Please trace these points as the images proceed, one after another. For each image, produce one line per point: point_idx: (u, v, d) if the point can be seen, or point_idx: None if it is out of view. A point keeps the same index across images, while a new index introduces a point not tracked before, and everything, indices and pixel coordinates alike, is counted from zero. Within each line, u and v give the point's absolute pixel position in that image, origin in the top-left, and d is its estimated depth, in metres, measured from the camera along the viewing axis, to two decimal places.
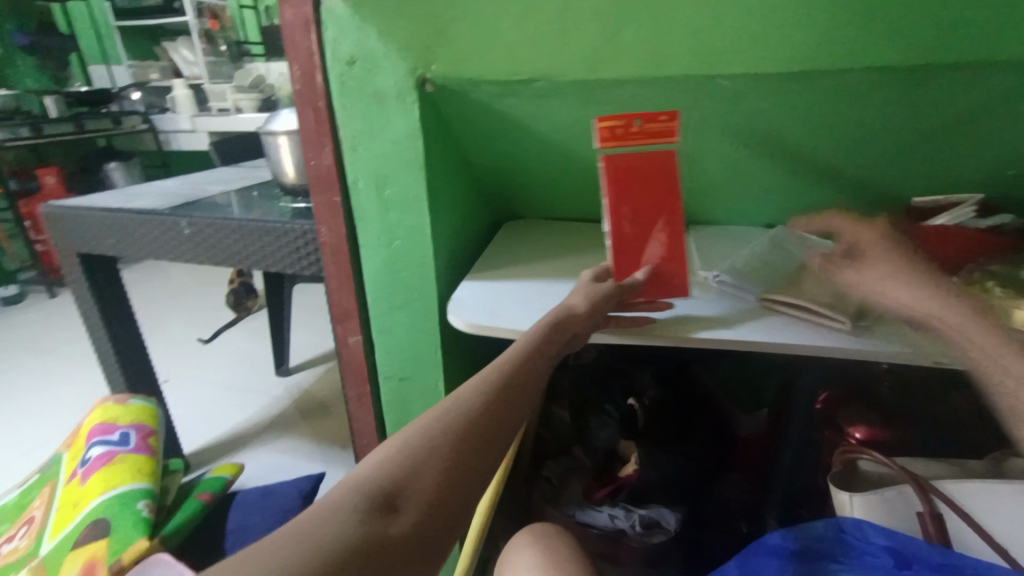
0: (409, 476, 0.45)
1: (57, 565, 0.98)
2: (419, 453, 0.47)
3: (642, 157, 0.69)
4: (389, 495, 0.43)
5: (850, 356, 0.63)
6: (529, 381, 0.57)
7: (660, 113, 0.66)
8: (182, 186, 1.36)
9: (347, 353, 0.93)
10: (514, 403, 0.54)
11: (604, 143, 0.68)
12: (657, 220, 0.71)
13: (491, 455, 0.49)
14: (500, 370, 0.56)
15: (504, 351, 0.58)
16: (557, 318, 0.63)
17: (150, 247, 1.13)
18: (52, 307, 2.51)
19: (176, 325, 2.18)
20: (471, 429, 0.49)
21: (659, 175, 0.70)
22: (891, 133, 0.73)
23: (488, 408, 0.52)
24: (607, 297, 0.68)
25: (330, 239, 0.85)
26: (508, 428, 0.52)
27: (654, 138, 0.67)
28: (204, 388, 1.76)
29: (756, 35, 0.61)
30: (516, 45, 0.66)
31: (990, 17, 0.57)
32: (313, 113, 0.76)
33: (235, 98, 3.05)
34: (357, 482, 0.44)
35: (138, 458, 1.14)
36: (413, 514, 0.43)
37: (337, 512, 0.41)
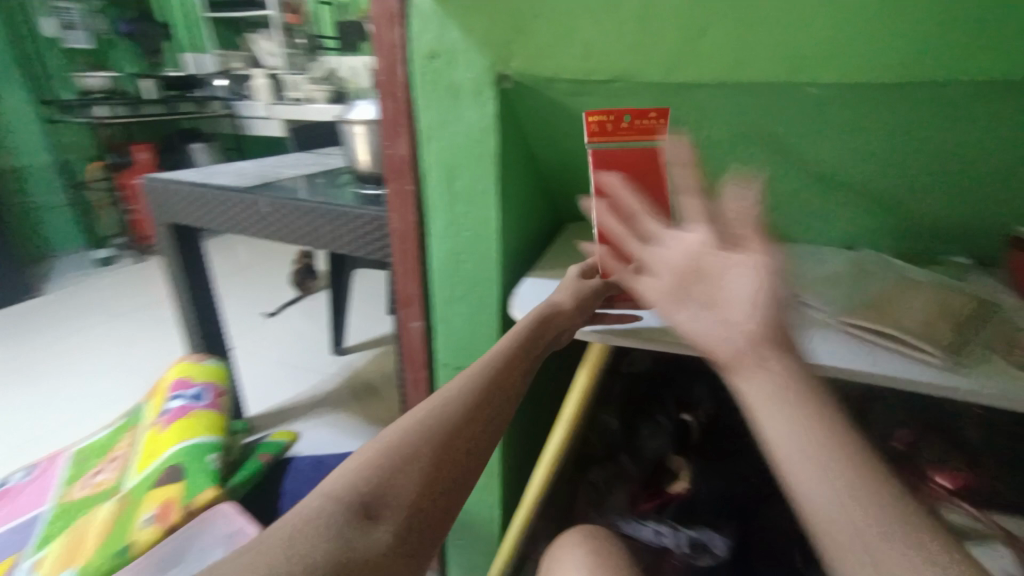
0: (389, 483, 0.44)
1: (137, 500, 1.07)
2: (399, 458, 0.46)
3: (632, 151, 0.69)
4: (368, 503, 0.43)
5: (940, 394, 0.58)
6: (510, 383, 0.58)
7: (649, 111, 0.69)
8: (260, 168, 1.44)
9: (406, 337, 0.96)
10: (493, 401, 0.55)
11: (593, 137, 0.69)
12: None
13: (472, 459, 0.50)
14: (477, 372, 0.56)
15: (484, 353, 0.60)
16: (542, 314, 0.67)
17: (230, 223, 1.22)
18: (138, 272, 2.74)
19: (242, 299, 2.31)
20: (451, 434, 0.49)
21: (647, 172, 0.70)
22: (1002, 151, 0.67)
23: (470, 411, 0.52)
24: (593, 294, 0.71)
25: (398, 227, 0.88)
26: (488, 432, 0.52)
27: (642, 136, 0.69)
28: (265, 359, 1.88)
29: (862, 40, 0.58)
30: (595, 45, 0.66)
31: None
32: (392, 104, 0.79)
33: (308, 89, 3.19)
34: (332, 490, 0.43)
35: (210, 414, 1.23)
36: (394, 522, 0.43)
37: (316, 522, 0.40)
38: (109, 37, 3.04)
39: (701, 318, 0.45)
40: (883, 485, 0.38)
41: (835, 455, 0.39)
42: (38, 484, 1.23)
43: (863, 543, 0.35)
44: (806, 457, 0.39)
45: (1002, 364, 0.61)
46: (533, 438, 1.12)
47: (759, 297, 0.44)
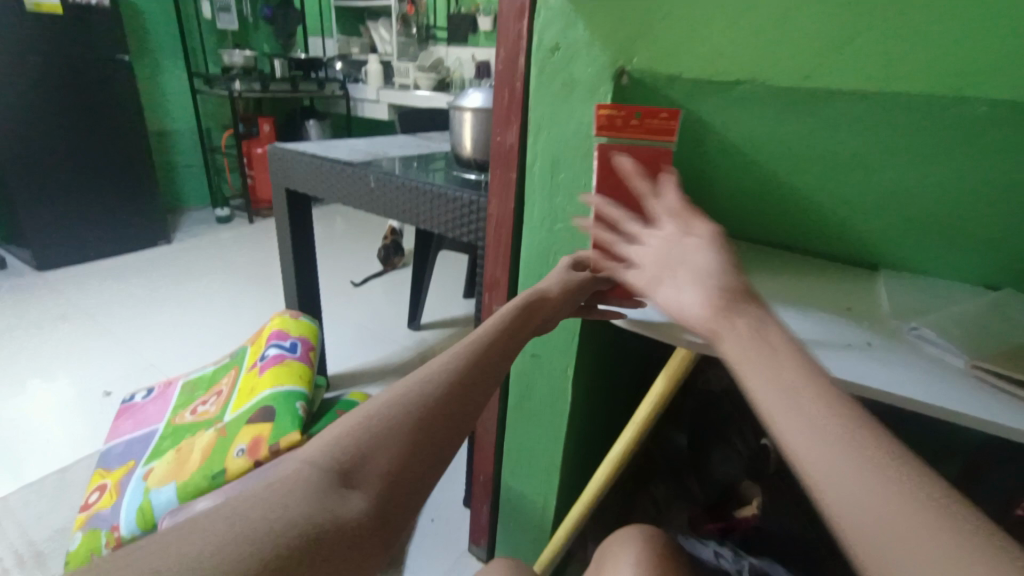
0: (366, 453, 0.44)
1: (234, 432, 1.19)
2: (378, 427, 0.46)
3: (637, 152, 0.66)
4: (344, 472, 0.43)
5: None
6: (490, 363, 0.57)
7: (661, 110, 0.64)
8: (370, 146, 1.54)
9: (487, 319, 0.99)
10: (474, 378, 0.54)
11: (600, 131, 0.66)
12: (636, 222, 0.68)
13: (453, 431, 0.49)
14: (459, 351, 0.56)
15: (468, 335, 0.60)
16: (530, 298, 0.66)
17: (339, 194, 1.32)
18: (250, 231, 3.03)
19: (334, 267, 2.49)
20: (431, 407, 0.49)
21: (650, 176, 0.66)
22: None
23: (450, 385, 0.52)
24: (582, 286, 0.71)
25: (496, 212, 0.91)
26: (471, 407, 0.51)
27: (651, 137, 0.65)
28: (350, 324, 2.01)
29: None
30: (725, 45, 0.64)
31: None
32: (506, 93, 0.82)
33: (416, 76, 3.33)
34: (307, 458, 0.43)
35: (300, 365, 1.35)
36: (370, 492, 0.42)
37: (290, 487, 0.41)
38: (252, 19, 3.37)
39: (754, 368, 0.45)
40: (912, 484, 0.35)
41: (849, 439, 0.38)
42: (158, 402, 1.43)
43: (889, 537, 0.34)
44: (813, 440, 0.39)
45: None
46: (596, 439, 1.11)
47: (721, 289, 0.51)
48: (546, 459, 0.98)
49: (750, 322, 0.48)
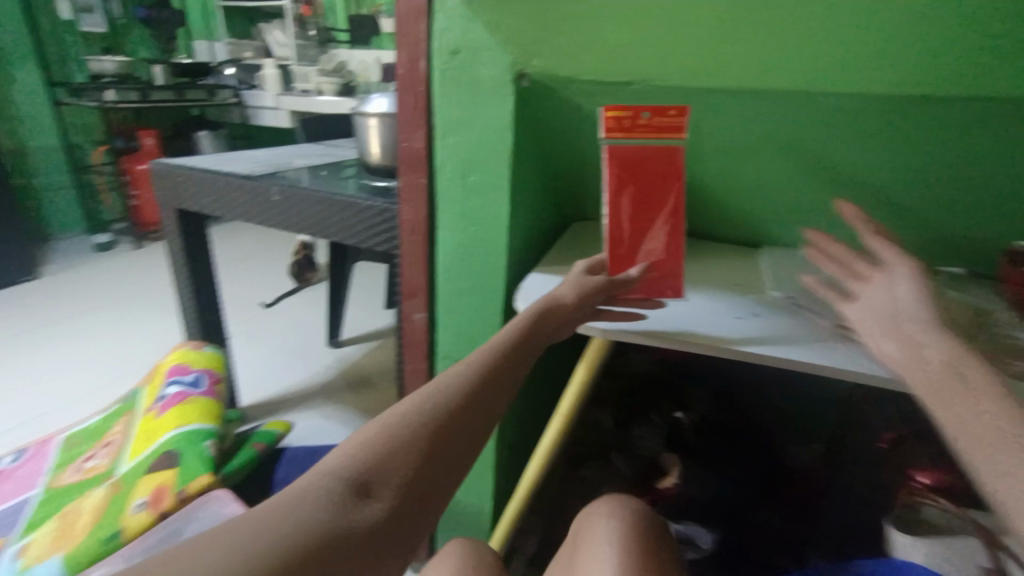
0: (384, 465, 0.48)
1: (132, 484, 1.07)
2: (395, 439, 0.50)
3: (647, 150, 0.73)
4: (365, 481, 0.47)
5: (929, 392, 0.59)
6: (505, 374, 0.61)
7: (669, 108, 0.71)
8: (272, 157, 1.45)
9: (409, 328, 0.97)
10: (487, 392, 0.59)
11: (610, 132, 0.71)
12: (658, 221, 0.75)
13: (459, 445, 0.53)
14: (474, 364, 0.60)
15: (485, 345, 0.63)
16: (542, 307, 0.68)
17: (238, 209, 1.23)
18: (137, 257, 2.73)
19: (242, 288, 2.32)
20: (441, 425, 0.53)
21: (660, 169, 0.74)
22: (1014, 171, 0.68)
23: (463, 400, 0.56)
24: (596, 290, 0.71)
25: (409, 218, 0.89)
26: (476, 423, 0.56)
27: (659, 133, 0.72)
28: (264, 348, 1.88)
29: (879, 51, 0.58)
30: (616, 48, 0.67)
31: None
32: (411, 97, 0.81)
33: (318, 81, 3.16)
34: (331, 467, 0.47)
35: (208, 400, 1.24)
36: (387, 499, 0.47)
37: (316, 494, 0.45)
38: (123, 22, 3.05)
39: (950, 399, 0.49)
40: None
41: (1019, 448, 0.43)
42: (32, 462, 1.25)
43: None
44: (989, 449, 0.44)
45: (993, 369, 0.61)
46: (529, 435, 1.13)
47: (911, 328, 0.56)
48: (480, 461, 0.98)
49: (946, 354, 0.52)
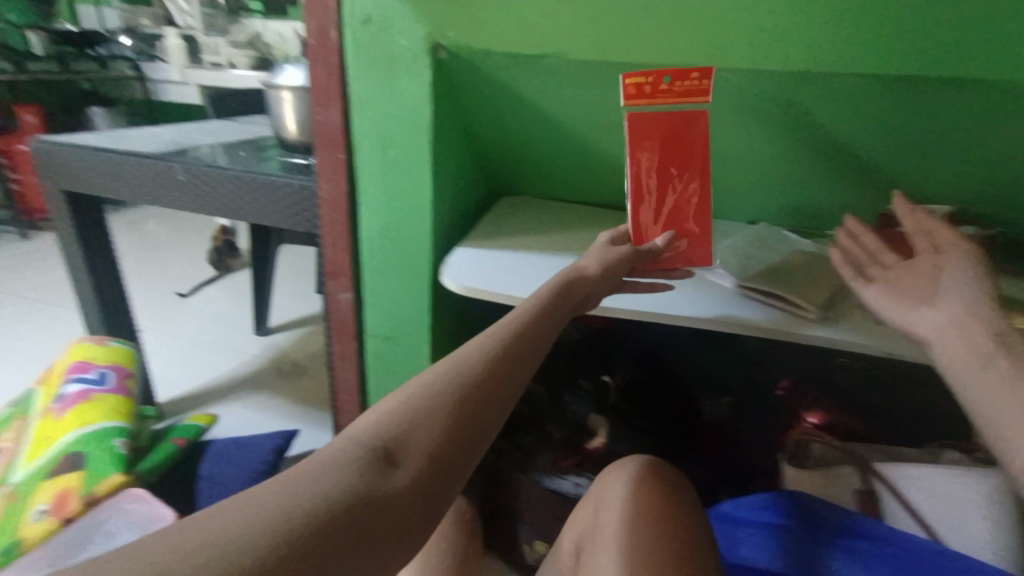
0: (407, 433, 0.47)
1: (31, 492, 1.00)
2: (419, 408, 0.48)
3: (672, 116, 0.70)
4: (388, 450, 0.45)
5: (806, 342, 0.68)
6: (533, 342, 0.58)
7: (692, 70, 0.67)
8: (178, 134, 1.34)
9: (335, 310, 0.95)
10: (514, 363, 0.55)
11: (630, 100, 0.67)
12: (686, 188, 0.72)
13: (487, 418, 0.50)
14: (500, 332, 0.57)
15: (509, 313, 0.60)
16: (566, 278, 0.65)
17: (140, 191, 1.13)
18: (23, 248, 2.44)
19: (152, 277, 2.14)
20: (469, 393, 0.50)
21: (686, 134, 0.70)
22: (887, 147, 0.76)
23: (490, 370, 0.53)
24: (623, 261, 0.69)
25: (328, 196, 0.86)
26: (507, 395, 0.52)
27: (683, 98, 0.68)
28: (181, 342, 1.76)
29: (762, 28, 0.62)
30: (528, 21, 0.68)
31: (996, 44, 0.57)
32: (323, 68, 0.78)
33: (227, 53, 2.65)
34: (355, 435, 0.46)
35: (115, 397, 1.16)
36: (411, 469, 0.45)
37: (339, 463, 0.43)
38: None
39: (975, 372, 0.54)
40: None
41: None
42: None
43: None
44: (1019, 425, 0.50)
45: (864, 321, 0.70)
46: None
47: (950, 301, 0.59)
48: None
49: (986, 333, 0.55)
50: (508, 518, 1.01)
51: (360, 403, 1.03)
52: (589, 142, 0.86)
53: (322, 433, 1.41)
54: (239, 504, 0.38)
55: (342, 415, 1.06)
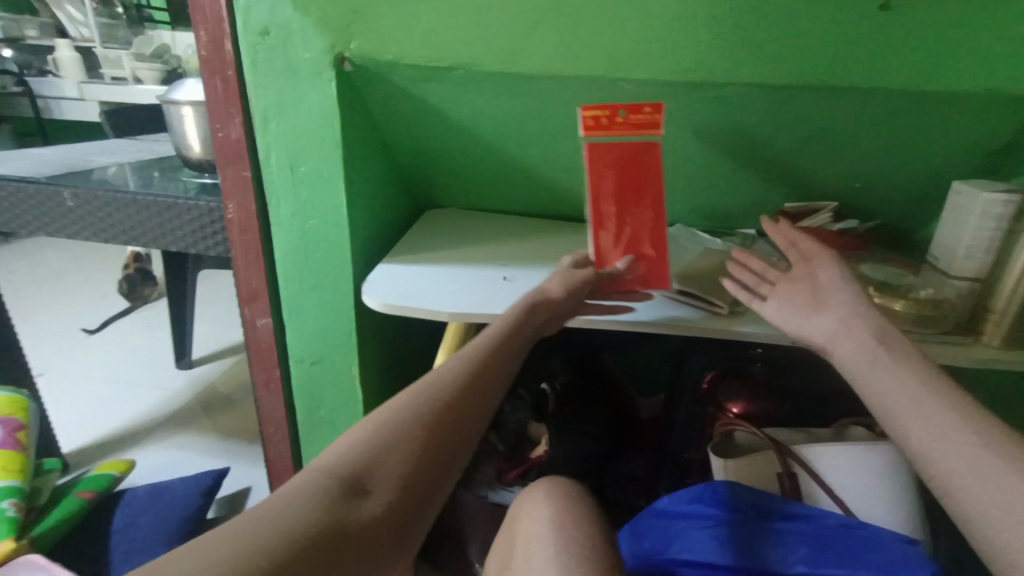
0: (377, 462, 0.48)
1: None
2: (388, 438, 0.50)
3: (627, 146, 0.71)
4: (357, 479, 0.47)
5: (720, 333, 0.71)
6: (500, 365, 0.61)
7: (644, 105, 0.69)
8: (69, 154, 1.22)
9: (254, 336, 0.89)
10: (483, 386, 0.57)
11: (588, 131, 0.70)
12: (647, 211, 0.73)
13: (458, 441, 0.52)
14: (467, 357, 0.59)
15: (475, 336, 0.62)
16: (531, 302, 0.66)
17: (19, 220, 1.01)
18: None
19: (53, 313, 1.93)
20: (438, 420, 0.52)
21: (643, 162, 0.71)
22: (785, 152, 0.79)
23: (458, 395, 0.55)
24: (583, 283, 0.70)
25: (237, 216, 0.81)
26: (474, 422, 0.54)
27: (638, 130, 0.70)
28: (86, 382, 1.60)
29: (658, 38, 0.64)
30: (433, 32, 0.67)
31: (864, 54, 0.62)
32: (220, 82, 0.73)
33: (132, 65, 2.34)
34: (325, 466, 0.47)
35: (4, 454, 1.06)
36: (381, 498, 0.46)
37: (307, 493, 0.44)
38: None
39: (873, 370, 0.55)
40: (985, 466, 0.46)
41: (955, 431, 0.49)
42: None
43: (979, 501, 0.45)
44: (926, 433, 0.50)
45: None
46: None
47: (842, 300, 0.61)
48: None
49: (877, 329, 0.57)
50: (456, 537, 1.00)
51: (290, 433, 0.97)
52: (509, 152, 0.86)
53: (254, 469, 1.32)
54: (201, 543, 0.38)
55: (270, 448, 1.00)
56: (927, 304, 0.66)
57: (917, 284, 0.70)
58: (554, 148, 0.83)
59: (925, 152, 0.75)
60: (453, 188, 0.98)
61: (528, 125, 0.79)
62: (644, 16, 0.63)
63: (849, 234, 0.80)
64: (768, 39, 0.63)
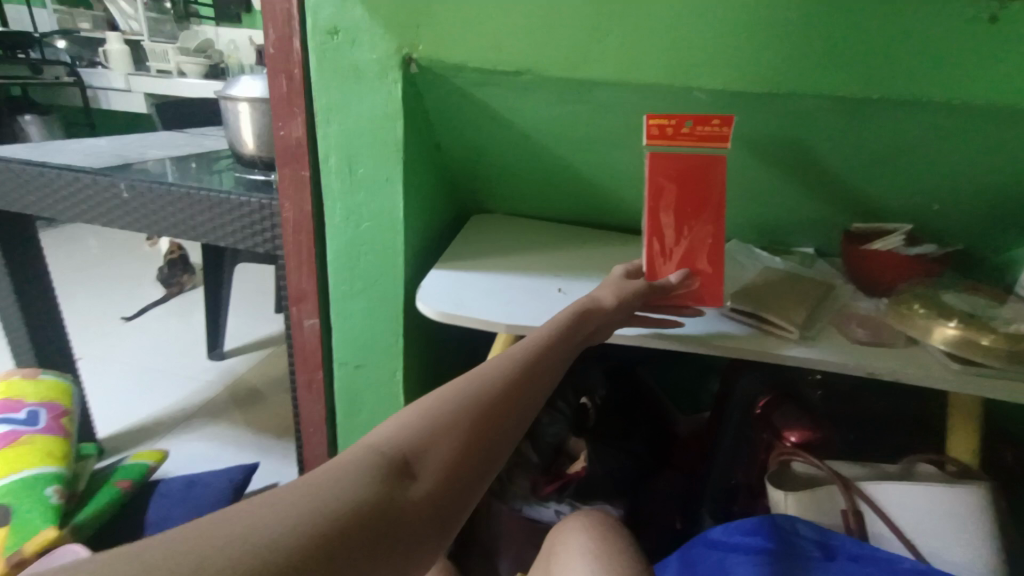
0: (426, 444, 0.45)
1: None
2: (436, 422, 0.46)
3: (690, 158, 0.68)
4: (405, 459, 0.44)
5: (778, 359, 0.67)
6: (552, 362, 0.55)
7: (712, 117, 0.66)
8: (121, 147, 1.24)
9: (299, 336, 0.89)
10: (534, 382, 0.52)
11: (651, 139, 0.66)
12: (700, 225, 0.69)
13: (506, 433, 0.48)
14: (521, 350, 0.54)
15: (528, 333, 0.57)
16: (582, 307, 0.61)
17: (72, 209, 1.02)
18: None
19: (93, 300, 1.98)
20: (489, 409, 0.48)
21: (702, 178, 0.68)
22: (856, 171, 0.76)
23: (510, 386, 0.50)
24: (637, 295, 0.65)
25: (291, 216, 0.81)
26: (525, 413, 0.50)
27: (702, 142, 0.67)
28: (123, 370, 1.62)
29: (739, 50, 0.62)
30: (503, 36, 0.65)
31: (963, 71, 0.58)
32: (284, 80, 0.73)
33: (177, 60, 2.39)
34: (373, 442, 0.45)
35: (49, 439, 1.07)
36: (427, 483, 0.43)
37: (355, 467, 0.42)
38: None
39: None
40: None
41: None
42: None
43: None
44: None
45: (842, 339, 0.69)
46: None
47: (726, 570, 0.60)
48: None
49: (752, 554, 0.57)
50: (488, 551, 0.98)
51: (329, 434, 0.97)
52: (565, 160, 0.84)
53: (284, 465, 1.32)
54: (260, 501, 0.37)
55: (307, 448, 1.00)
56: (1021, 340, 0.61)
57: (1005, 317, 0.66)
58: (614, 156, 0.81)
59: (1019, 172, 0.70)
60: (502, 194, 0.97)
61: (590, 133, 0.77)
62: (724, 24, 0.61)
63: (925, 261, 0.76)
64: (857, 53, 0.60)
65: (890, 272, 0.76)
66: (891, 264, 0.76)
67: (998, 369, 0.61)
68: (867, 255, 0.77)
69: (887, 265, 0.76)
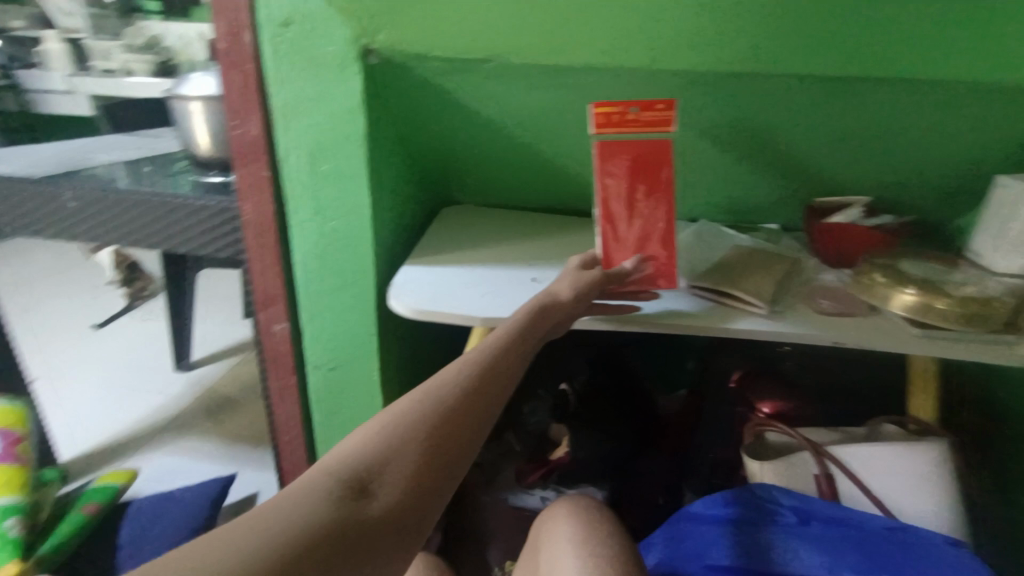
0: (383, 460, 0.44)
1: None
2: (394, 436, 0.45)
3: (639, 144, 0.68)
4: (362, 478, 0.43)
5: (745, 335, 0.68)
6: (511, 362, 0.54)
7: (657, 102, 0.65)
8: (68, 152, 1.17)
9: (269, 341, 0.87)
10: (493, 385, 0.52)
11: (599, 128, 0.67)
12: (654, 210, 0.70)
13: (466, 441, 0.47)
14: (477, 354, 0.54)
15: (487, 335, 0.56)
16: (538, 304, 0.61)
17: (16, 222, 0.97)
18: None
19: None
20: (447, 417, 0.47)
21: (654, 163, 0.69)
22: (816, 147, 0.78)
23: (467, 391, 0.50)
24: (592, 285, 0.65)
25: (253, 218, 0.78)
26: (486, 418, 0.49)
27: (649, 128, 0.67)
28: (85, 387, 1.55)
29: (700, 30, 0.62)
30: (464, 24, 0.64)
31: (911, 47, 0.61)
32: (239, 76, 0.70)
33: None
34: (328, 465, 0.43)
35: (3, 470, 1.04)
36: (386, 498, 0.42)
37: (309, 494, 0.41)
38: None
39: None
40: None
41: None
42: None
43: None
44: None
45: (810, 310, 0.71)
46: None
47: None
48: None
49: None
50: (476, 543, 0.98)
51: (307, 439, 0.95)
52: (534, 147, 0.83)
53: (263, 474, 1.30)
54: (213, 538, 0.36)
55: (286, 454, 0.97)
56: (974, 302, 0.64)
57: (959, 281, 0.69)
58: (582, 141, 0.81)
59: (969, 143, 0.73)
60: (472, 184, 0.96)
61: (558, 119, 0.77)
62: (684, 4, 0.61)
63: (885, 230, 0.78)
64: (813, 30, 0.61)
65: (850, 244, 0.79)
66: (851, 237, 0.78)
67: (951, 332, 0.65)
68: (829, 229, 0.79)
69: (846, 238, 0.79)
